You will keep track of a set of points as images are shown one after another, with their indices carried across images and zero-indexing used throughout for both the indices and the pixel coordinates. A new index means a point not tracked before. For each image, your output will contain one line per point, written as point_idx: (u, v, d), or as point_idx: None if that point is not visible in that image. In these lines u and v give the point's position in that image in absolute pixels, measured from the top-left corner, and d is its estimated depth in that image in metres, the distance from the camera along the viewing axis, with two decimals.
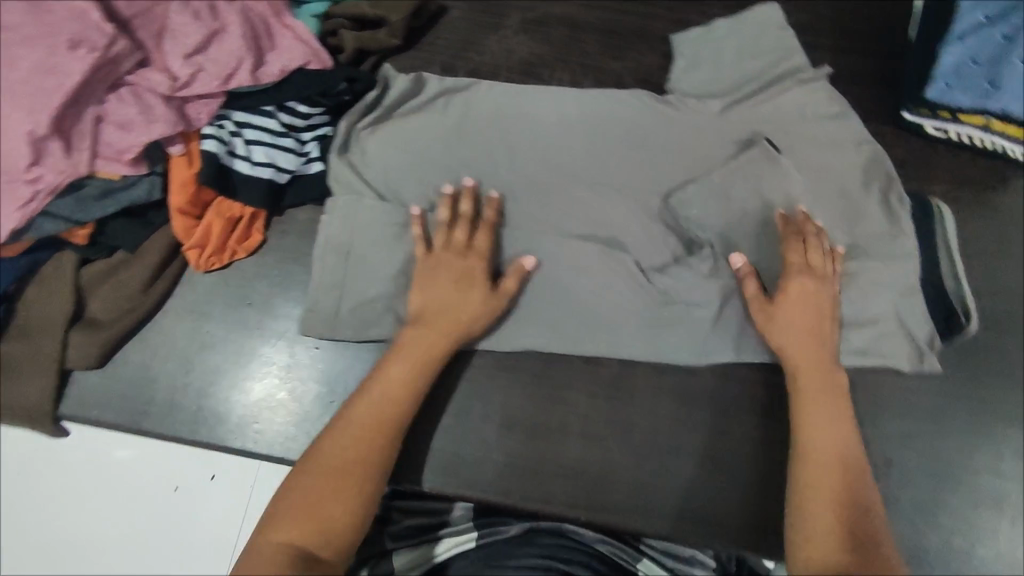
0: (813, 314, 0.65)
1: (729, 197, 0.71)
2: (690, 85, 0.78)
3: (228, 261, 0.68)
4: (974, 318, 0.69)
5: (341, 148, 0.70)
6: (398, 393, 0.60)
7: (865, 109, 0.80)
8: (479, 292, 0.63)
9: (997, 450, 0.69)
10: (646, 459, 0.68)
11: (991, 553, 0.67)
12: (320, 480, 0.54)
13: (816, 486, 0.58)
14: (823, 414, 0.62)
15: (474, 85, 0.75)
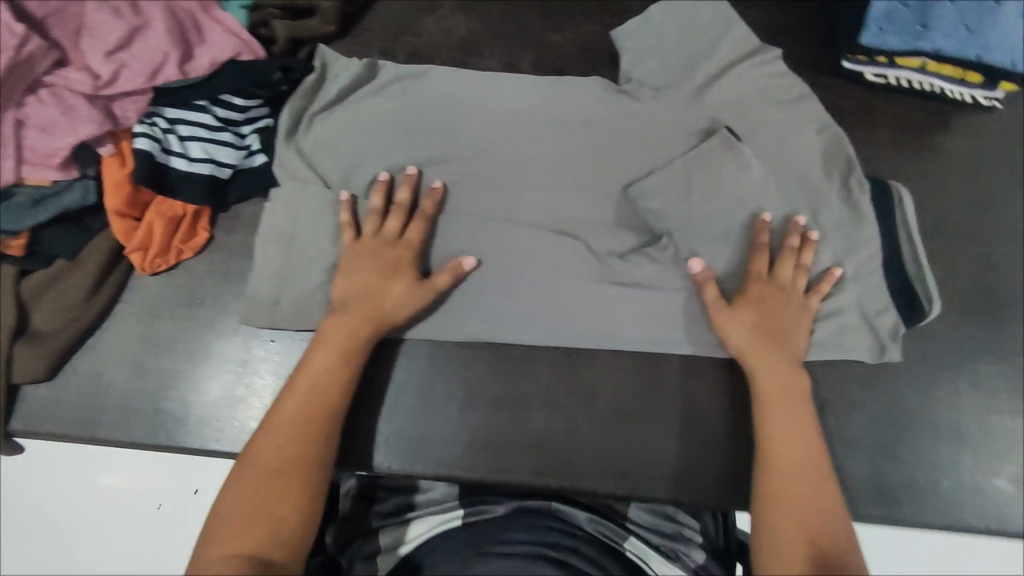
0: (769, 319, 0.65)
1: (691, 185, 0.70)
2: (636, 57, 0.76)
3: (175, 261, 0.69)
4: (937, 303, 0.68)
5: (288, 134, 0.71)
6: (325, 385, 0.61)
7: (806, 62, 0.80)
8: (403, 281, 0.65)
9: (955, 385, 0.70)
10: (612, 424, 0.68)
11: (954, 484, 0.68)
12: (260, 485, 0.55)
13: (778, 498, 0.57)
14: (784, 418, 0.61)
15: (430, 74, 0.75)
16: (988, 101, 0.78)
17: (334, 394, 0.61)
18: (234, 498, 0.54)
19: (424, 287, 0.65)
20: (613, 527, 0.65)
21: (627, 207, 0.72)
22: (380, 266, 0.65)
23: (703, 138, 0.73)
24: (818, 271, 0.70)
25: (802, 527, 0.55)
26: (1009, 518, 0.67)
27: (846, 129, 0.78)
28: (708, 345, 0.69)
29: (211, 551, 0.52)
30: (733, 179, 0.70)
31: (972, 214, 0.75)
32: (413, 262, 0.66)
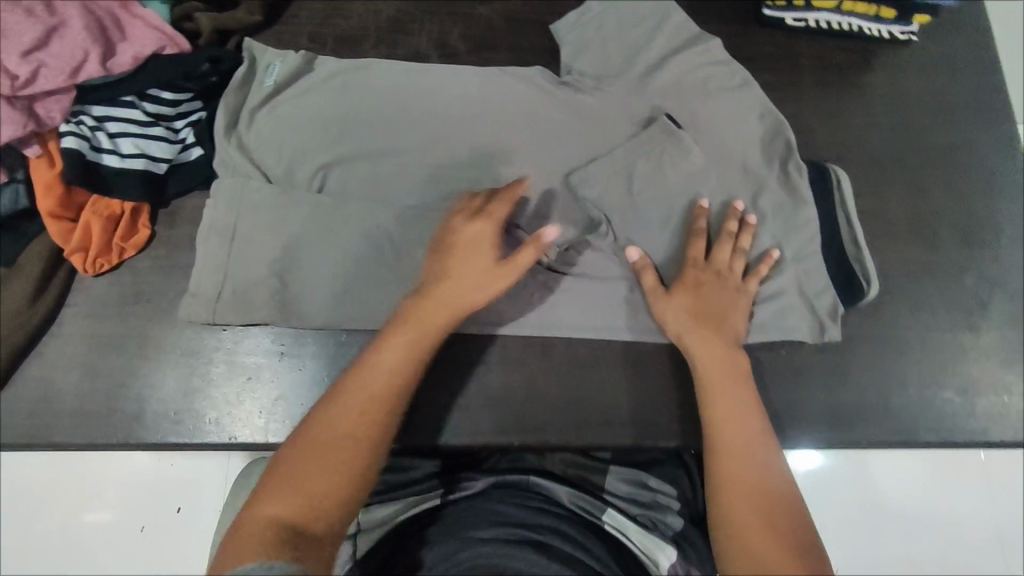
0: (700, 305, 0.65)
1: (631, 173, 0.72)
2: (567, 32, 0.79)
3: (118, 260, 0.69)
4: (874, 281, 0.68)
5: (227, 127, 0.71)
6: (393, 367, 0.57)
7: (728, 15, 0.83)
8: (486, 258, 0.61)
9: (897, 309, 0.72)
10: (568, 377, 0.69)
11: (903, 402, 0.69)
12: (321, 452, 0.53)
13: (730, 489, 0.55)
14: (728, 403, 0.60)
15: (371, 66, 0.76)
16: (906, 35, 0.81)
17: (401, 381, 0.57)
18: (296, 457, 0.53)
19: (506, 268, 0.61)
20: (592, 500, 0.65)
21: (568, 195, 0.73)
22: (470, 248, 0.62)
23: (645, 126, 0.75)
24: (758, 253, 0.70)
25: (758, 512, 0.54)
26: (957, 429, 0.69)
27: (773, 75, 0.80)
28: (648, 330, 0.70)
29: (261, 511, 0.50)
30: (673, 166, 0.72)
31: (900, 146, 0.78)
32: (495, 237, 0.62)
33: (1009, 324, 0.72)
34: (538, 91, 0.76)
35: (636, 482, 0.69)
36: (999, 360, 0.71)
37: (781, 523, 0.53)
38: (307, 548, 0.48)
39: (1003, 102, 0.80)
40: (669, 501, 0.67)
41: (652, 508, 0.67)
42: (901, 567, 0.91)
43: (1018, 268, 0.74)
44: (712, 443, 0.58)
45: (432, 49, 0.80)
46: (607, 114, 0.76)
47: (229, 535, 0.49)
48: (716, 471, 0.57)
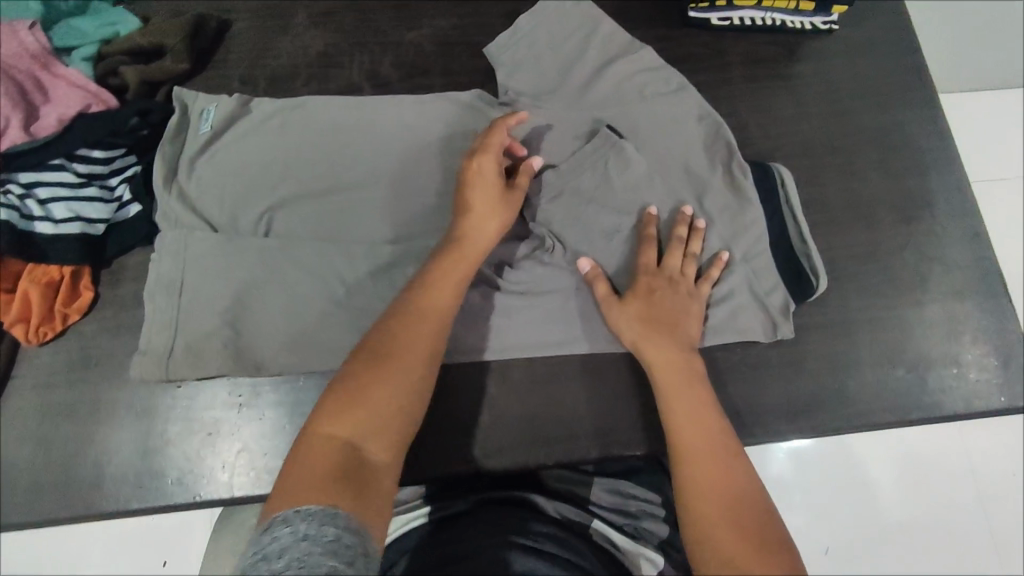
0: (650, 310, 0.66)
1: (576, 190, 0.73)
2: (497, 50, 0.80)
3: (63, 327, 0.68)
4: (822, 276, 0.70)
5: (165, 180, 0.70)
6: (440, 306, 0.58)
7: (654, 20, 0.84)
8: (495, 186, 0.64)
9: (844, 293, 0.73)
10: (532, 397, 0.70)
11: (859, 385, 0.71)
12: (378, 373, 0.53)
13: (697, 494, 0.55)
14: (686, 407, 0.60)
15: (308, 102, 0.75)
16: (826, 25, 0.83)
17: (448, 318, 0.58)
18: (355, 378, 0.52)
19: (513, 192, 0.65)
20: (578, 512, 0.63)
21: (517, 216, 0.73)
22: (477, 180, 0.64)
23: (588, 138, 0.75)
24: (708, 256, 0.71)
25: (726, 511, 0.54)
26: (913, 405, 0.70)
27: (704, 75, 0.82)
28: (607, 341, 0.70)
29: (323, 429, 0.50)
30: (616, 174, 0.73)
31: (834, 133, 0.80)
32: (497, 167, 0.65)
33: (951, 296, 0.74)
34: (474, 114, 0.76)
35: (621, 493, 0.67)
36: (945, 334, 0.73)
37: (750, 522, 0.53)
38: (367, 473, 0.48)
39: (924, 81, 0.83)
40: (652, 510, 0.66)
41: (637, 518, 0.65)
42: (887, 538, 0.93)
43: (955, 242, 0.76)
44: (675, 445, 0.59)
45: (365, 81, 0.81)
46: (547, 127, 0.76)
47: (290, 455, 0.48)
48: (681, 477, 0.57)
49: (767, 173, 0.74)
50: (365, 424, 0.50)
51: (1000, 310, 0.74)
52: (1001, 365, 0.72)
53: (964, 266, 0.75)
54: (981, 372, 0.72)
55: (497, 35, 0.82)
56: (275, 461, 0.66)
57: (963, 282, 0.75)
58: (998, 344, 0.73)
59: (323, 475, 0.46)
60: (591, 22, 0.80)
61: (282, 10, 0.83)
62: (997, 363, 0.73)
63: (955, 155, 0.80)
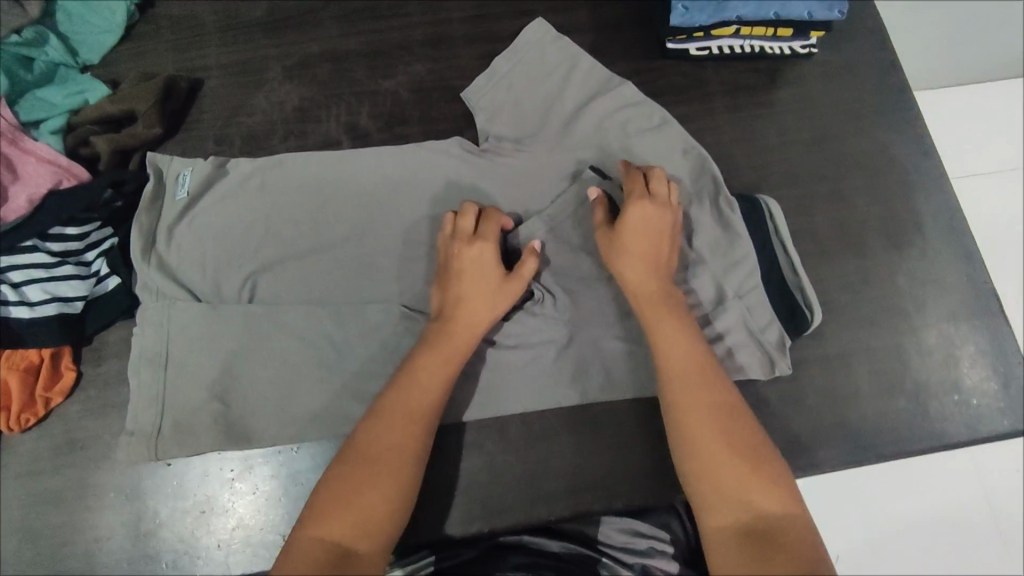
0: (637, 241, 0.64)
1: (562, 234, 0.71)
2: (475, 95, 0.79)
3: (45, 411, 0.66)
4: (816, 309, 0.69)
5: (144, 250, 0.68)
6: (420, 397, 0.59)
7: (632, 53, 0.83)
8: (492, 277, 0.64)
9: (839, 323, 0.73)
10: (530, 451, 0.68)
11: (861, 419, 0.70)
12: (359, 472, 0.55)
13: (685, 422, 0.57)
14: (670, 331, 0.61)
15: (286, 160, 0.74)
16: (806, 49, 0.82)
17: (433, 408, 0.59)
18: (337, 477, 0.55)
19: (510, 283, 0.65)
20: (588, 552, 0.63)
21: None
22: (473, 269, 0.64)
23: (572, 180, 0.74)
24: (701, 294, 0.70)
25: (730, 444, 0.55)
26: (916, 435, 0.69)
27: (685, 107, 0.81)
28: (603, 389, 0.69)
29: (312, 532, 0.52)
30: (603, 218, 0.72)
31: (819, 159, 0.79)
32: (495, 258, 0.65)
33: (947, 321, 0.73)
34: (456, 161, 0.75)
35: (630, 531, 0.65)
36: (943, 360, 0.72)
37: (744, 446, 0.55)
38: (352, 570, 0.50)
39: (907, 100, 0.82)
40: (662, 547, 0.64)
41: (646, 556, 0.63)
42: (894, 547, 0.90)
43: (947, 264, 0.75)
44: (669, 382, 0.59)
45: (342, 133, 0.79)
46: (531, 172, 0.75)
47: (281, 559, 0.51)
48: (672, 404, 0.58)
49: (755, 207, 0.73)
50: (354, 522, 0.52)
51: (997, 331, 0.74)
52: (1002, 389, 0.72)
53: (958, 289, 0.75)
54: (983, 397, 0.71)
55: (474, 78, 0.81)
56: (272, 536, 0.65)
57: (958, 306, 0.74)
58: (998, 367, 0.72)
59: None
60: (569, 59, 0.79)
61: (254, 65, 0.82)
62: (997, 387, 0.72)
63: (942, 174, 0.79)
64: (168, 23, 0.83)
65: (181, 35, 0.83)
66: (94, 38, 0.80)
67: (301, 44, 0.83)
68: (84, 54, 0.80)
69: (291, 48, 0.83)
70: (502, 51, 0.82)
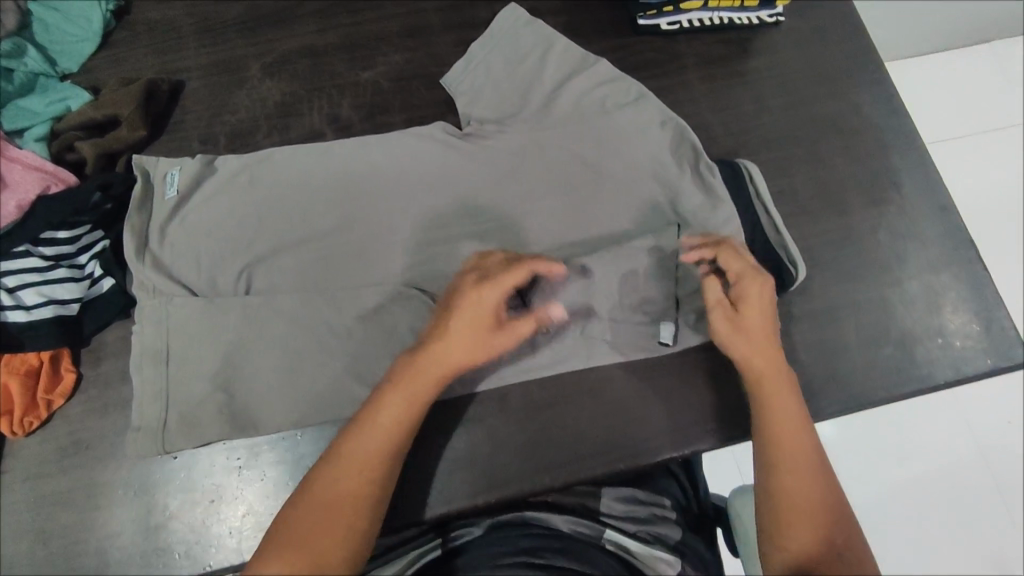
0: (757, 321, 0.62)
1: (550, 214, 0.74)
2: (457, 79, 0.81)
3: (48, 414, 0.66)
4: (801, 264, 0.70)
5: (138, 249, 0.69)
6: (380, 435, 0.57)
7: (605, 30, 0.85)
8: (478, 334, 0.59)
9: (822, 277, 0.75)
10: (531, 421, 0.70)
11: (850, 367, 0.71)
12: (322, 511, 0.54)
13: (795, 502, 0.56)
14: (786, 408, 0.60)
15: (273, 154, 0.75)
16: (774, 18, 0.85)
17: (391, 444, 0.57)
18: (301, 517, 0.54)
19: (493, 348, 0.60)
20: (592, 524, 0.66)
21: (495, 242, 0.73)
22: (471, 317, 0.60)
23: (557, 155, 0.75)
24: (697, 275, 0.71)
25: (815, 528, 0.55)
26: (905, 379, 0.71)
27: (660, 79, 0.83)
28: (598, 356, 0.71)
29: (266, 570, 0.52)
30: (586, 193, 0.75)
31: (792, 122, 0.81)
32: (494, 312, 0.60)
33: (927, 269, 0.76)
34: (440, 145, 0.76)
35: (630, 499, 0.71)
36: (926, 307, 0.74)
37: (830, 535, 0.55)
38: None
39: (874, 62, 0.84)
40: (661, 511, 0.70)
41: (648, 521, 0.68)
42: None
43: (923, 215, 0.78)
44: (776, 453, 0.58)
45: (326, 125, 0.80)
46: (514, 151, 0.75)
47: None
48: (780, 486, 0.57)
49: (734, 171, 0.75)
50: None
51: (975, 275, 0.76)
52: (984, 330, 0.74)
53: (935, 238, 0.77)
54: (966, 339, 0.73)
55: (453, 65, 0.83)
56: None
57: (936, 254, 0.76)
58: (979, 310, 0.74)
59: None
60: (545, 39, 0.80)
61: (234, 65, 0.83)
62: (979, 329, 0.74)
63: (913, 130, 0.81)
64: (145, 29, 0.84)
65: (158, 40, 0.84)
66: (73, 47, 0.81)
67: (279, 41, 0.84)
68: (63, 63, 0.81)
69: (269, 45, 0.84)
70: (478, 36, 0.84)
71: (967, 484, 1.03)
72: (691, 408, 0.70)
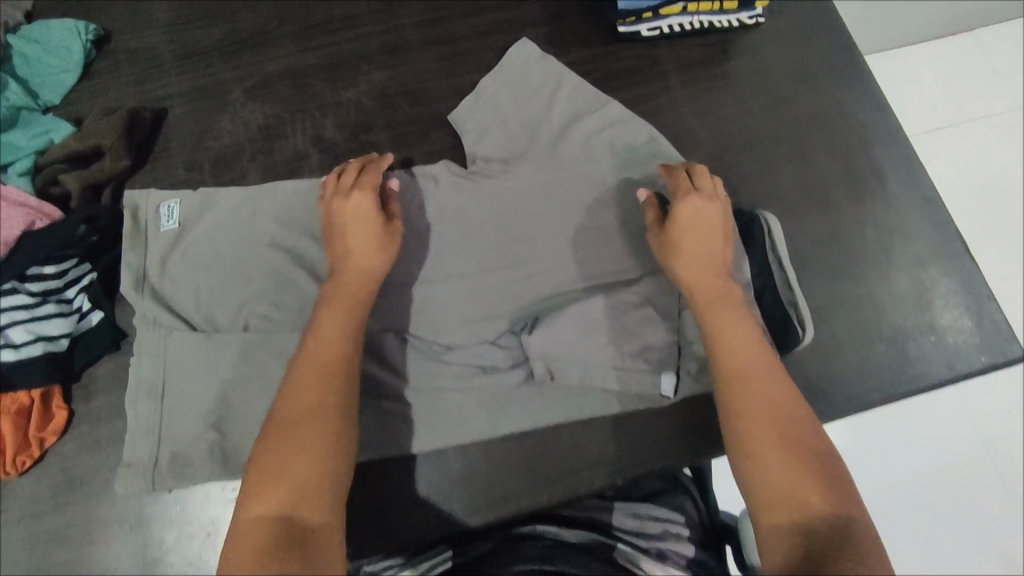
0: (697, 225, 0.62)
1: (534, 230, 0.74)
2: (466, 114, 0.80)
3: (41, 452, 0.66)
4: (808, 326, 0.68)
5: (137, 282, 0.70)
6: (328, 353, 0.58)
7: (586, 39, 0.85)
8: (368, 220, 0.64)
9: (811, 278, 0.74)
10: (529, 437, 0.70)
11: (843, 368, 0.71)
12: (286, 438, 0.53)
13: (743, 410, 0.54)
14: (725, 319, 0.59)
15: (276, 188, 0.74)
16: (753, 20, 0.85)
17: (343, 358, 0.59)
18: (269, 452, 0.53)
19: (393, 229, 0.66)
20: (605, 537, 0.62)
21: (487, 259, 0.73)
22: (356, 220, 0.65)
23: (542, 171, 0.76)
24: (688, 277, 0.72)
25: (769, 430, 0.52)
26: (899, 379, 0.71)
27: (643, 87, 0.83)
28: (591, 380, 0.69)
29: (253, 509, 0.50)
30: (577, 209, 0.75)
31: (775, 123, 0.81)
32: (373, 204, 0.65)
33: (916, 265, 0.75)
34: (444, 183, 0.75)
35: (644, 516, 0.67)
36: (916, 304, 0.74)
37: (788, 435, 0.52)
38: (294, 539, 0.48)
39: (857, 59, 0.84)
40: (675, 529, 0.65)
41: (660, 538, 0.64)
42: None
43: (909, 211, 0.77)
44: (718, 366, 0.57)
45: (309, 146, 0.80)
46: (518, 189, 0.75)
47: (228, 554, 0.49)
48: (735, 417, 0.54)
49: (746, 212, 0.75)
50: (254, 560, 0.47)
51: (965, 270, 0.75)
52: (977, 325, 0.73)
53: (924, 233, 0.77)
54: (959, 336, 0.73)
55: (461, 100, 0.82)
56: None
57: (925, 251, 0.76)
58: (971, 304, 0.74)
59: (261, 552, 0.47)
60: (536, 59, 0.82)
61: (216, 89, 0.83)
62: (972, 325, 0.73)
63: (896, 125, 0.81)
64: (126, 57, 0.84)
65: (138, 68, 0.84)
66: (55, 78, 0.81)
67: (261, 64, 0.84)
68: (45, 94, 0.81)
69: (250, 68, 0.84)
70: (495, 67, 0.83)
71: (970, 481, 1.02)
72: (688, 420, 0.70)
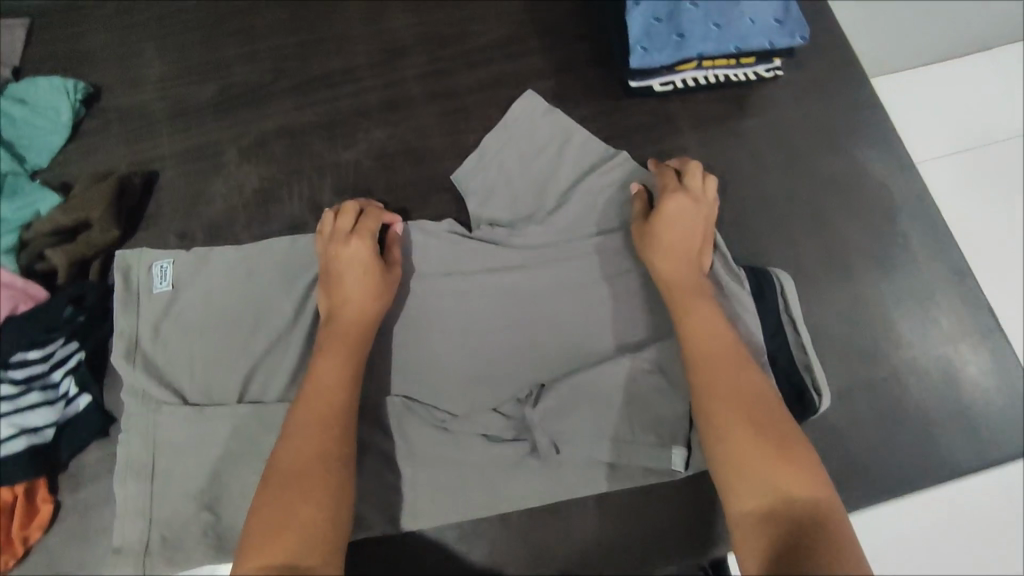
0: (673, 231, 0.64)
1: (539, 291, 0.70)
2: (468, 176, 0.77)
3: (25, 549, 0.63)
4: (825, 393, 0.65)
5: (128, 352, 0.67)
6: (326, 395, 0.57)
7: (594, 94, 0.81)
8: (366, 250, 0.65)
9: (834, 355, 0.71)
10: (536, 531, 0.66)
11: (869, 457, 0.67)
12: (287, 487, 0.52)
13: (715, 397, 0.54)
14: (700, 317, 0.59)
15: (274, 243, 0.72)
16: (770, 73, 0.80)
17: (340, 399, 0.57)
18: (269, 500, 0.51)
19: (391, 279, 0.65)
20: None
21: (492, 339, 0.69)
22: (354, 265, 0.65)
23: (550, 239, 0.72)
24: None
25: (740, 415, 0.53)
26: (929, 469, 0.67)
27: (654, 146, 0.79)
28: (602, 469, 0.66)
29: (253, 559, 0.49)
30: (586, 284, 0.71)
31: (794, 186, 0.77)
32: (372, 252, 0.65)
33: (945, 342, 0.71)
34: (445, 245, 0.72)
35: None
36: (946, 386, 0.70)
37: (760, 421, 0.52)
38: None
39: (880, 116, 0.80)
40: None
41: None
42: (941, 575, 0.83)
43: (937, 283, 0.73)
44: (692, 360, 0.58)
45: (306, 212, 0.77)
46: (524, 252, 0.72)
47: None
48: (710, 406, 0.54)
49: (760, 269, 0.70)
50: None
51: (996, 349, 0.72)
52: (1008, 409, 0.70)
53: (953, 307, 0.73)
54: (990, 421, 0.69)
55: (462, 159, 0.79)
56: None
57: (954, 326, 0.72)
58: (1002, 387, 0.70)
59: None
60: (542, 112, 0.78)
61: (209, 149, 0.79)
62: (1003, 409, 0.70)
63: (922, 189, 0.77)
64: (116, 116, 0.81)
65: (129, 127, 0.81)
66: (40, 141, 0.78)
67: (255, 124, 0.80)
68: (32, 159, 0.78)
69: (245, 127, 0.80)
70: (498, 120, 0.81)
71: None
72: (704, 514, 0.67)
